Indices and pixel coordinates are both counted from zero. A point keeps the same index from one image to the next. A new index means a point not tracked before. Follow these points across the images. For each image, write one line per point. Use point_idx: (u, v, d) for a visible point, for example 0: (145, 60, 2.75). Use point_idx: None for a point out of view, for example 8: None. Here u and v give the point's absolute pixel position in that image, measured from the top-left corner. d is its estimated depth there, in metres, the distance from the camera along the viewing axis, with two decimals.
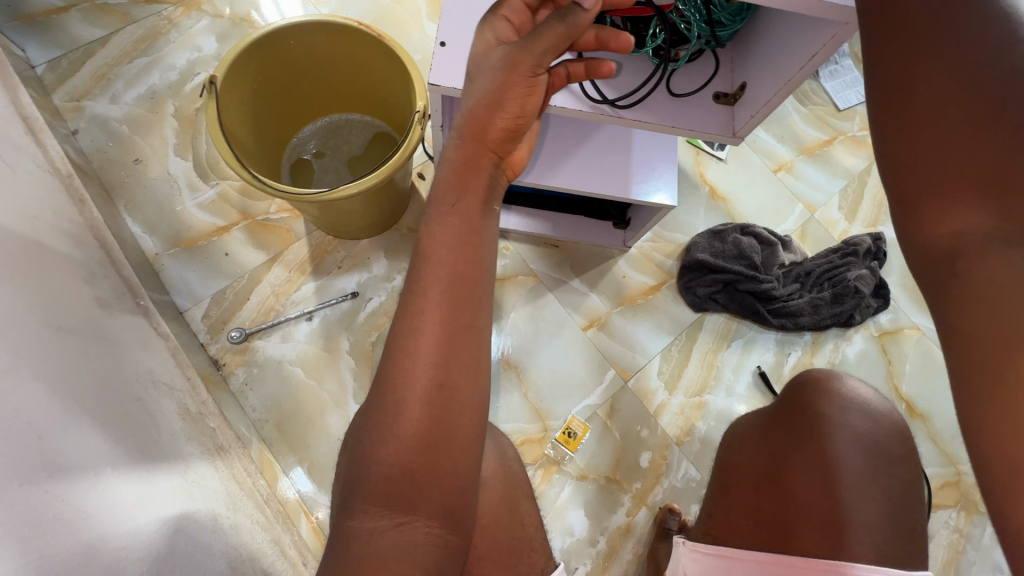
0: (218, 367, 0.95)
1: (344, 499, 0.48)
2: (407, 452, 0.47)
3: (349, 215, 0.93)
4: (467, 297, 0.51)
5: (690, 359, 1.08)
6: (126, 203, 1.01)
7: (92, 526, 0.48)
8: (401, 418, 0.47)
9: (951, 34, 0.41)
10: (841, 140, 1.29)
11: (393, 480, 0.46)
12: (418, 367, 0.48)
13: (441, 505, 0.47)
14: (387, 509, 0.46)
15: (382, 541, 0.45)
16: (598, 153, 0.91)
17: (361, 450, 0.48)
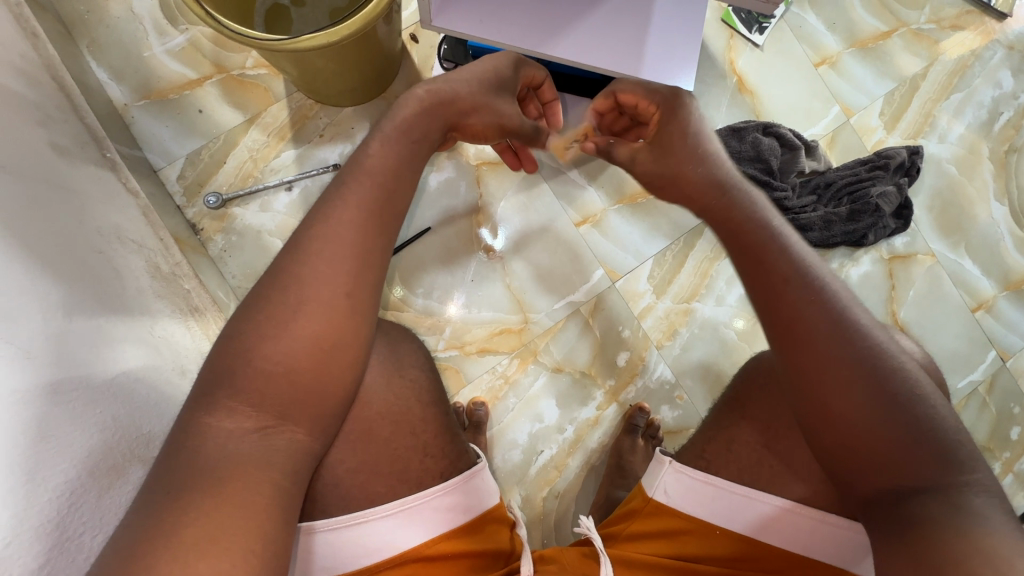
0: (196, 231, 0.92)
1: (203, 387, 0.51)
2: (297, 354, 0.52)
3: (326, 74, 0.83)
4: (382, 207, 0.59)
5: (684, 265, 1.03)
6: (89, 44, 0.92)
7: (62, 366, 0.50)
8: (303, 320, 0.52)
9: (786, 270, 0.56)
10: (901, 33, 1.12)
11: (275, 377, 0.51)
12: (336, 274, 0.54)
13: (310, 412, 0.53)
14: (254, 411, 0.50)
15: (241, 441, 0.49)
16: (613, 19, 0.78)
17: (246, 344, 0.51)
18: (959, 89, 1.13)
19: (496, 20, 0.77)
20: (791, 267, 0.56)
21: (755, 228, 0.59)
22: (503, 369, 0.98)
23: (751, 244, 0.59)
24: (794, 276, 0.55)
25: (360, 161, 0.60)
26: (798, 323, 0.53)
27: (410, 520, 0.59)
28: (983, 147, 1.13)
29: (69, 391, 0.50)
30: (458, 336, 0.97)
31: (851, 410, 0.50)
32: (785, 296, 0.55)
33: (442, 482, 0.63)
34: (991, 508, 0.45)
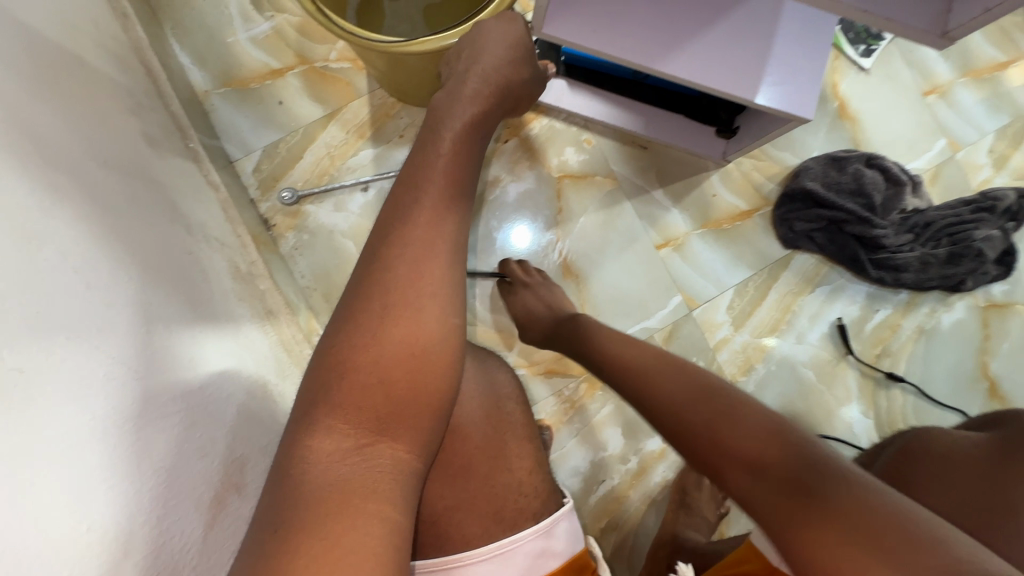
0: (268, 228, 0.89)
1: (305, 408, 0.49)
2: (387, 362, 0.49)
3: (420, 75, 0.80)
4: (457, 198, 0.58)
5: (766, 298, 0.98)
6: (173, 26, 0.89)
7: (162, 387, 0.47)
8: (397, 329, 0.50)
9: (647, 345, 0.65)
10: (1020, 65, 1.04)
11: (367, 391, 0.49)
12: (419, 281, 0.52)
13: (408, 427, 0.49)
14: (353, 429, 0.48)
15: (343, 462, 0.46)
16: (733, 36, 0.73)
17: (340, 356, 0.49)
18: None
19: (607, 30, 0.72)
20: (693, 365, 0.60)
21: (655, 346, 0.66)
22: (569, 393, 0.94)
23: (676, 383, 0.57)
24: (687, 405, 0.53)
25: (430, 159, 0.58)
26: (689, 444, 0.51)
27: (505, 564, 0.55)
28: None
29: (170, 418, 0.46)
30: (526, 355, 0.94)
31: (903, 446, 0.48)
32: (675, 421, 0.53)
33: (536, 524, 0.58)
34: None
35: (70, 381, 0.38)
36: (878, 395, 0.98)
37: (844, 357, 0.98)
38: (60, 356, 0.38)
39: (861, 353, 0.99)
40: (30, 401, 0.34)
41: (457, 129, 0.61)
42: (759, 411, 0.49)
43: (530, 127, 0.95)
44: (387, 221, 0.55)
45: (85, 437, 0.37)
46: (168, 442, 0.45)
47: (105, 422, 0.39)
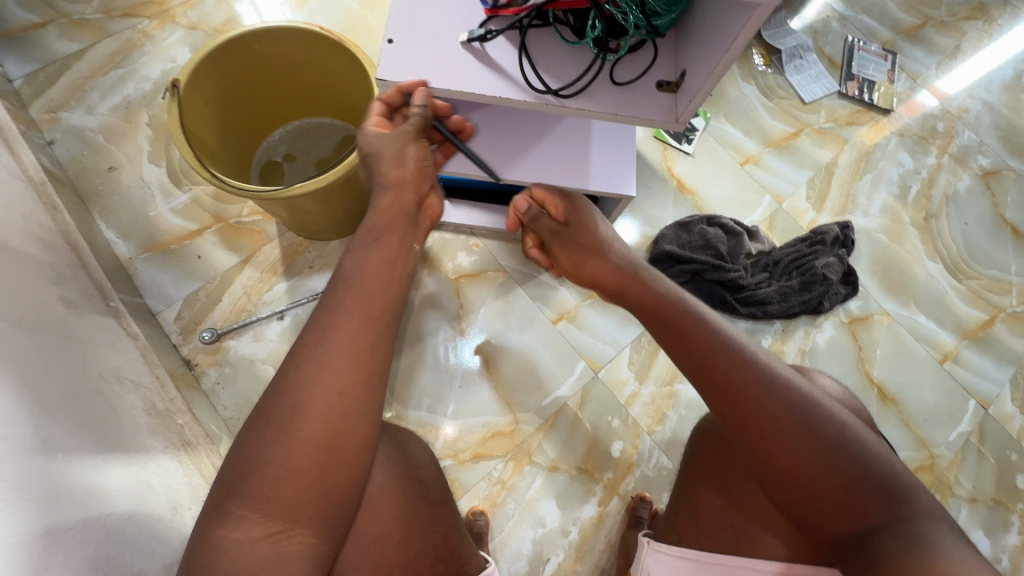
0: (190, 366, 0.96)
1: (218, 496, 0.49)
2: (299, 457, 0.50)
3: (315, 214, 0.95)
4: (375, 318, 0.57)
5: (661, 350, 1.08)
6: (100, 210, 1.03)
7: (59, 506, 0.51)
8: (305, 423, 0.51)
9: (686, 316, 0.62)
10: (807, 133, 1.32)
11: (281, 482, 0.49)
12: (326, 373, 0.52)
13: (320, 515, 0.50)
14: (265, 516, 0.48)
15: (252, 552, 0.47)
16: (559, 145, 0.93)
17: (257, 450, 0.50)
18: (868, 171, 1.30)
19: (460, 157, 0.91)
20: (708, 335, 0.60)
21: (672, 304, 0.64)
22: (498, 474, 0.97)
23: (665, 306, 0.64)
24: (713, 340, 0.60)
25: (346, 274, 0.59)
26: (700, 357, 0.59)
27: None
28: (904, 216, 1.27)
29: (64, 533, 0.50)
30: (451, 444, 0.98)
31: (793, 460, 0.53)
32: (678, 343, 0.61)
33: None
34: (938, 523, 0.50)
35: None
36: None
37: None
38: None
39: None
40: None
41: (355, 249, 0.62)
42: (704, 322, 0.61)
43: None
44: (321, 322, 0.55)
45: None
46: (47, 555, 0.47)
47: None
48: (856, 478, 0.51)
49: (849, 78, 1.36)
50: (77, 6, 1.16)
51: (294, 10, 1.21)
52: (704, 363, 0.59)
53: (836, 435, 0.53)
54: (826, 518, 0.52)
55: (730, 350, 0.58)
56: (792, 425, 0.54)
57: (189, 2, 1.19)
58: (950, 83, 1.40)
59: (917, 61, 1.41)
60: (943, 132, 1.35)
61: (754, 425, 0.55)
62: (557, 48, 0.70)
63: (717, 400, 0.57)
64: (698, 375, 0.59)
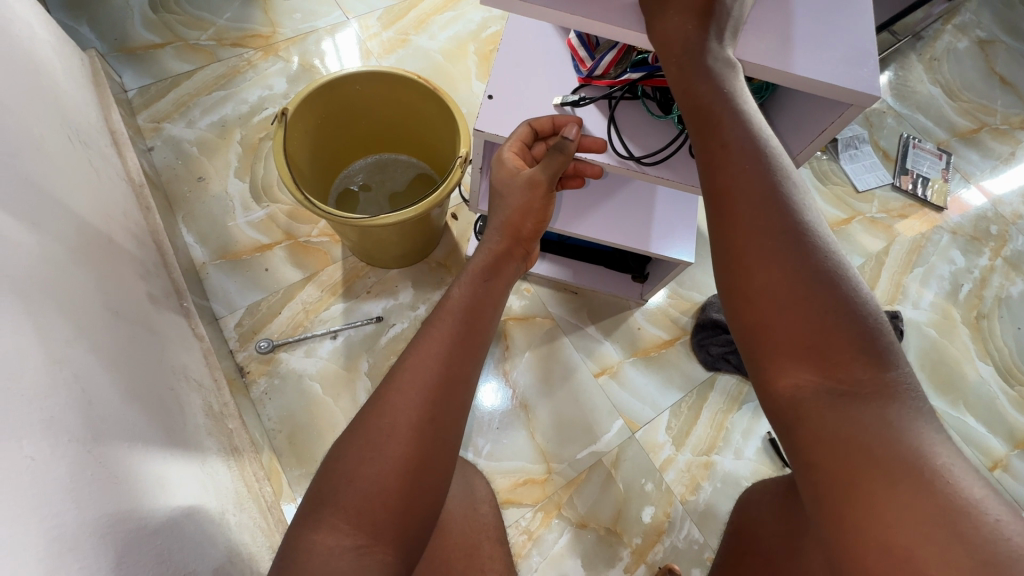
0: (243, 373, 0.99)
1: (311, 505, 0.52)
2: (386, 475, 0.52)
3: (385, 243, 0.99)
4: (467, 346, 0.61)
5: (700, 417, 1.08)
6: (184, 215, 1.10)
7: (132, 495, 0.53)
8: (398, 445, 0.53)
9: (749, 197, 0.48)
10: (859, 220, 1.34)
11: (371, 499, 0.51)
12: (414, 396, 0.55)
13: (399, 531, 0.51)
14: (353, 530, 0.49)
15: (340, 559, 0.48)
16: (623, 207, 0.97)
17: (349, 467, 0.52)
18: (919, 264, 1.31)
19: None
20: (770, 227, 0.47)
21: (722, 125, 0.53)
22: (526, 524, 0.96)
23: (708, 125, 0.54)
24: (762, 170, 0.49)
25: (444, 303, 0.64)
26: (734, 187, 0.49)
27: None
28: (955, 313, 1.26)
29: (135, 525, 0.52)
30: None
31: (796, 318, 0.44)
32: (714, 167, 0.51)
33: None
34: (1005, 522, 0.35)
35: (53, 472, 0.44)
36: None
37: (782, 470, 1.05)
38: (42, 448, 0.44)
39: None
40: (17, 478, 0.40)
41: (465, 282, 0.68)
42: (753, 156, 0.50)
43: None
44: (416, 348, 0.59)
45: (56, 524, 0.42)
46: (122, 549, 0.48)
47: (71, 515, 0.44)
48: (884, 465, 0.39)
49: (903, 172, 1.39)
50: (194, 32, 1.28)
51: (384, 56, 1.31)
52: (730, 193, 0.49)
53: (858, 322, 0.43)
54: (803, 399, 0.43)
55: (790, 254, 0.45)
56: (810, 279, 0.44)
57: (292, 39, 1.31)
58: (1005, 187, 1.42)
59: (971, 163, 1.43)
60: (996, 234, 1.36)
61: (757, 269, 0.46)
62: (642, 119, 0.75)
63: (732, 232, 0.49)
64: (722, 277, 0.49)
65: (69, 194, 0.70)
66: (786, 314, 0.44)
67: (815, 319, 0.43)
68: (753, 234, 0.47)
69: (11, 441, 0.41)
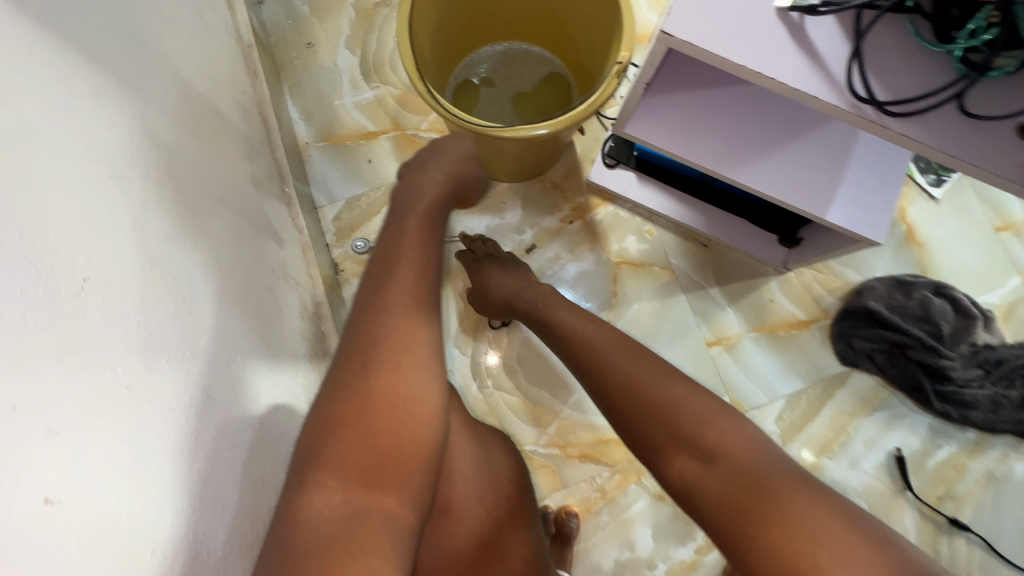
0: (337, 271, 0.95)
1: (299, 462, 0.47)
2: (372, 420, 0.48)
3: (502, 154, 0.86)
4: (424, 283, 0.58)
5: (819, 414, 0.94)
6: (291, 86, 1.01)
7: (228, 411, 0.49)
8: (383, 373, 0.50)
9: (663, 403, 0.51)
10: None
11: (363, 452, 0.47)
12: (383, 328, 0.53)
13: (403, 482, 0.47)
14: (343, 485, 0.45)
15: (336, 520, 0.44)
16: (807, 156, 0.76)
17: (332, 415, 0.48)
18: None
19: (686, 136, 0.77)
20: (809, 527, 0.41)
21: (625, 368, 0.56)
22: (601, 482, 0.91)
23: (604, 353, 0.58)
24: (652, 370, 0.54)
25: (398, 229, 0.65)
26: (642, 391, 0.53)
27: None
28: None
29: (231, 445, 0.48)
30: (563, 434, 0.92)
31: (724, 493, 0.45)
32: (621, 366, 0.56)
33: None
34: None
35: (155, 397, 0.39)
36: (939, 542, 0.90)
37: (902, 492, 0.91)
38: (145, 365, 0.39)
39: (920, 491, 0.92)
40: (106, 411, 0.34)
41: (419, 213, 0.69)
42: (640, 351, 0.57)
43: (596, 212, 0.98)
44: (369, 290, 0.57)
45: (153, 460, 0.37)
46: (210, 483, 0.44)
47: (173, 448, 0.40)
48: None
49: None
50: None
51: None
52: (644, 402, 0.52)
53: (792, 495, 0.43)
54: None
55: (716, 451, 0.47)
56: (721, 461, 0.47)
57: None
58: None
59: None
60: None
61: (677, 450, 0.49)
62: (902, 46, 0.53)
63: (648, 430, 0.51)
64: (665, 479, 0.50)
65: (175, 51, 0.61)
66: (725, 496, 0.45)
67: (739, 501, 0.44)
68: (667, 424, 0.50)
69: (103, 365, 0.35)
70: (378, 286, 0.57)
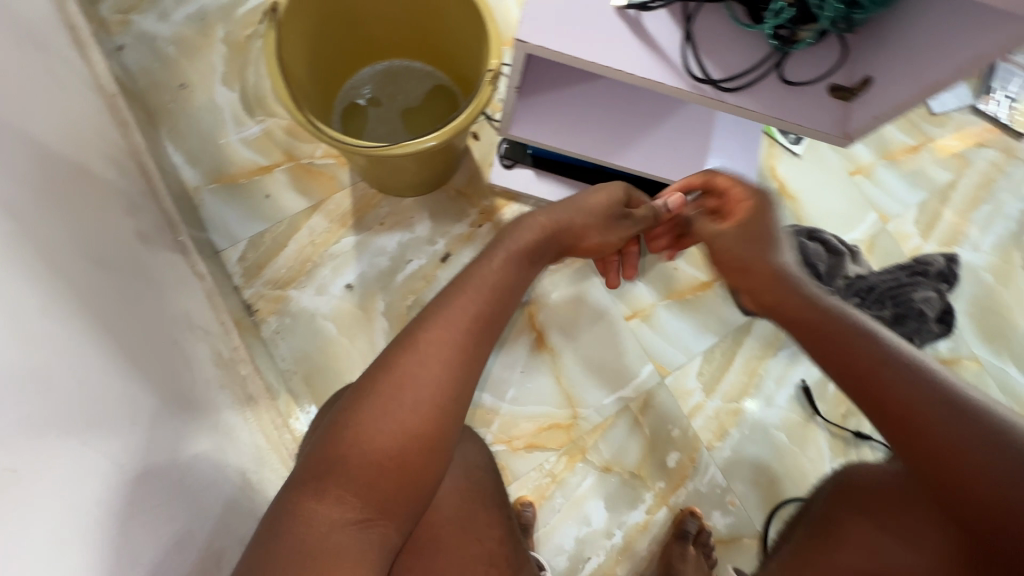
0: (251, 312, 0.92)
1: (306, 476, 0.51)
2: (388, 437, 0.52)
3: (400, 170, 0.87)
4: (490, 322, 0.60)
5: (733, 364, 1.03)
6: (169, 131, 0.97)
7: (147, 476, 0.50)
8: (406, 395, 0.53)
9: (904, 387, 0.54)
10: (929, 148, 1.19)
11: (368, 469, 0.51)
12: (418, 363, 0.55)
13: (402, 504, 0.52)
14: (344, 502, 0.50)
15: (339, 533, 0.48)
16: (676, 135, 0.83)
17: (352, 430, 0.52)
18: (987, 201, 1.18)
19: (567, 131, 0.82)
20: (922, 386, 0.53)
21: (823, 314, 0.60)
22: (549, 467, 0.94)
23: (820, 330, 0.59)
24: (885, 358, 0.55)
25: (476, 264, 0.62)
26: (889, 366, 0.56)
27: None
28: (1016, 257, 1.16)
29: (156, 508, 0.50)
30: (506, 430, 0.95)
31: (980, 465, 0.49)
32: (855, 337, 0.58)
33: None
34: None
35: (44, 487, 0.38)
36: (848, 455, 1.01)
37: (812, 418, 1.02)
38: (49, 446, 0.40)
39: (827, 414, 1.03)
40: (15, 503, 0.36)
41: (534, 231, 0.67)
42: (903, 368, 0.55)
43: (502, 213, 1.01)
44: (431, 312, 0.59)
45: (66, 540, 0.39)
46: (137, 544, 0.46)
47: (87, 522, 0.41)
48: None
49: (988, 92, 1.21)
50: None
51: None
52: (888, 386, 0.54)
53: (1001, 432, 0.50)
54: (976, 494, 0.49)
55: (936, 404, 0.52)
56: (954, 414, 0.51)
57: None
58: None
59: None
60: None
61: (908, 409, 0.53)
62: (725, 30, 0.60)
63: (884, 407, 0.54)
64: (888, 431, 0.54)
65: (22, 112, 0.57)
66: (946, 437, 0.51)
67: (950, 438, 0.50)
68: (902, 394, 0.53)
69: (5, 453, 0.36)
70: (434, 314, 0.58)
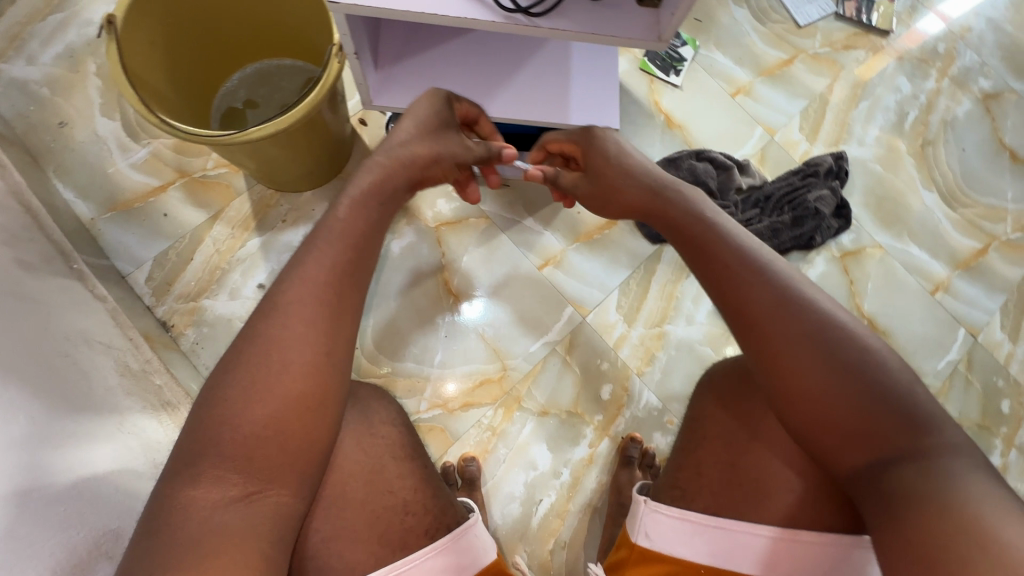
0: (167, 328, 0.93)
1: (188, 457, 0.50)
2: (265, 412, 0.52)
3: (281, 163, 0.89)
4: (355, 273, 0.60)
5: (649, 291, 1.06)
6: (56, 169, 0.98)
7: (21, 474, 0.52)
8: (276, 362, 0.53)
9: (743, 269, 0.58)
10: (801, 59, 1.25)
11: (246, 442, 0.51)
12: (292, 327, 0.54)
13: (299, 474, 0.53)
14: (231, 475, 0.50)
15: (225, 512, 0.48)
16: (536, 78, 0.87)
17: (224, 411, 0.51)
18: (864, 98, 1.24)
19: None
20: (739, 256, 0.59)
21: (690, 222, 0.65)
22: (488, 422, 0.97)
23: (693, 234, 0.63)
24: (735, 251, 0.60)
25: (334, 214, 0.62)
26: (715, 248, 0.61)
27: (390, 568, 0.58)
28: (900, 144, 1.22)
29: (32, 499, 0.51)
30: (439, 394, 0.97)
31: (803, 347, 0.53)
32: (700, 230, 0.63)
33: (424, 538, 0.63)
34: (972, 468, 0.46)
35: None
36: None
37: None
38: None
39: None
40: None
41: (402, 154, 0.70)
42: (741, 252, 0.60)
43: None
44: (291, 272, 0.58)
45: None
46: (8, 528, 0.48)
47: None
48: (871, 396, 0.50)
49: None
50: None
51: None
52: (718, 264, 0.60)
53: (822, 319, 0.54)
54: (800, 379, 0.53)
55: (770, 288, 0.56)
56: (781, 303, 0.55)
57: None
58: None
59: None
60: (944, 53, 1.28)
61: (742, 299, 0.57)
62: None
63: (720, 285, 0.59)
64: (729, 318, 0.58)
65: None
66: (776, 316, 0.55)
67: (788, 325, 0.54)
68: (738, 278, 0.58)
69: None
70: (298, 271, 0.58)
